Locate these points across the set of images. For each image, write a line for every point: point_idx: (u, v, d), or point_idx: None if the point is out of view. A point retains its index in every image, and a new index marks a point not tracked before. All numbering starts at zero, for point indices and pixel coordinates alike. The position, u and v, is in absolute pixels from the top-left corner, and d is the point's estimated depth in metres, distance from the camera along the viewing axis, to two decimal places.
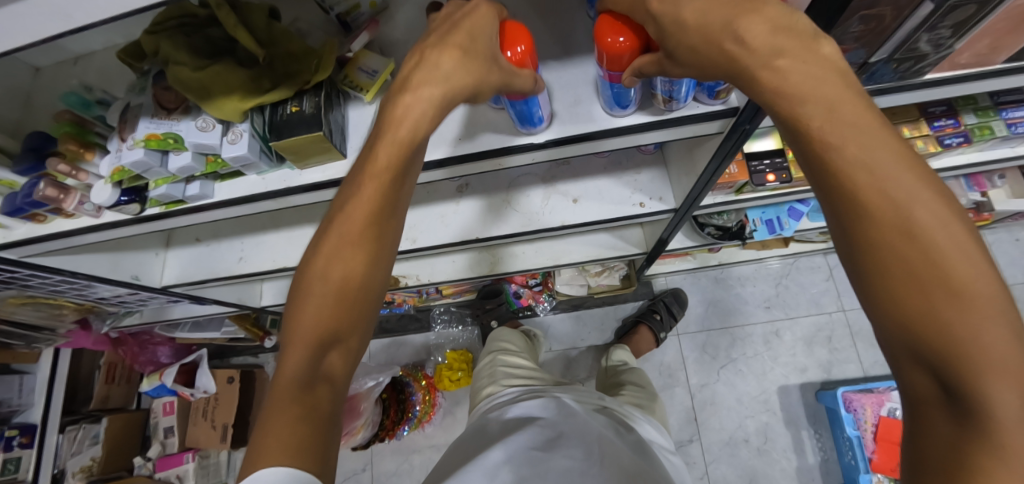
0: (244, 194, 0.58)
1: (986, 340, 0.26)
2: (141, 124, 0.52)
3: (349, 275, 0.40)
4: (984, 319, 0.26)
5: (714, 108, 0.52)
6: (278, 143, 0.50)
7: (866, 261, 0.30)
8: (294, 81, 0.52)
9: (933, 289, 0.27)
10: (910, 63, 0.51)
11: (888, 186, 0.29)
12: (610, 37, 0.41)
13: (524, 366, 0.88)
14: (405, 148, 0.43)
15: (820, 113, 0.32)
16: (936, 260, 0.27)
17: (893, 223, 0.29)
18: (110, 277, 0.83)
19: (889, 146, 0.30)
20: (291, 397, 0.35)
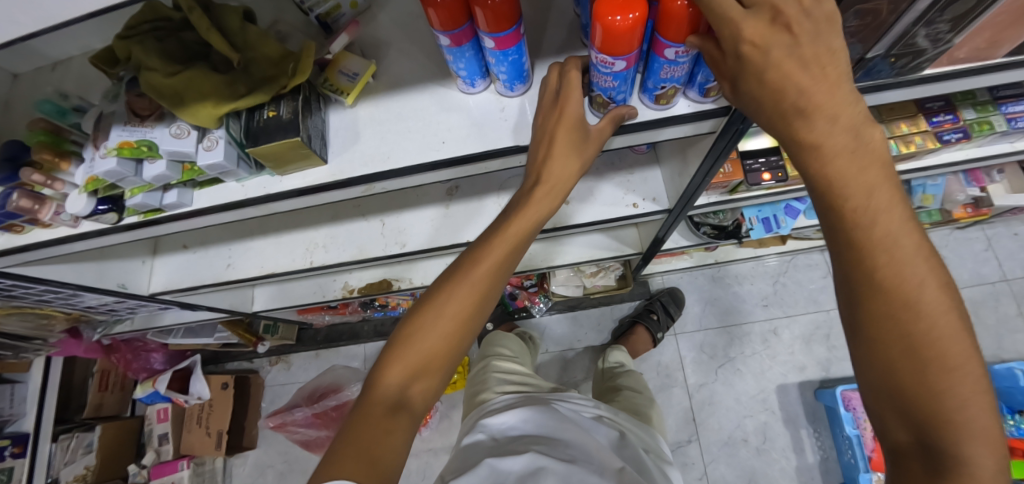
0: (224, 202, 0.56)
1: (966, 406, 0.30)
2: (113, 132, 0.50)
3: (436, 338, 0.48)
4: (963, 388, 0.31)
5: (705, 106, 0.50)
6: (255, 150, 0.49)
7: (863, 336, 0.34)
8: (271, 85, 0.50)
9: (929, 363, 0.31)
10: (907, 60, 0.49)
11: (902, 268, 0.32)
12: (614, 16, 0.37)
13: (519, 371, 0.87)
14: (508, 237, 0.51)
15: (855, 195, 0.33)
16: (932, 343, 0.31)
17: (896, 308, 0.32)
18: (96, 286, 0.81)
19: (911, 238, 0.32)
20: (374, 429, 0.42)
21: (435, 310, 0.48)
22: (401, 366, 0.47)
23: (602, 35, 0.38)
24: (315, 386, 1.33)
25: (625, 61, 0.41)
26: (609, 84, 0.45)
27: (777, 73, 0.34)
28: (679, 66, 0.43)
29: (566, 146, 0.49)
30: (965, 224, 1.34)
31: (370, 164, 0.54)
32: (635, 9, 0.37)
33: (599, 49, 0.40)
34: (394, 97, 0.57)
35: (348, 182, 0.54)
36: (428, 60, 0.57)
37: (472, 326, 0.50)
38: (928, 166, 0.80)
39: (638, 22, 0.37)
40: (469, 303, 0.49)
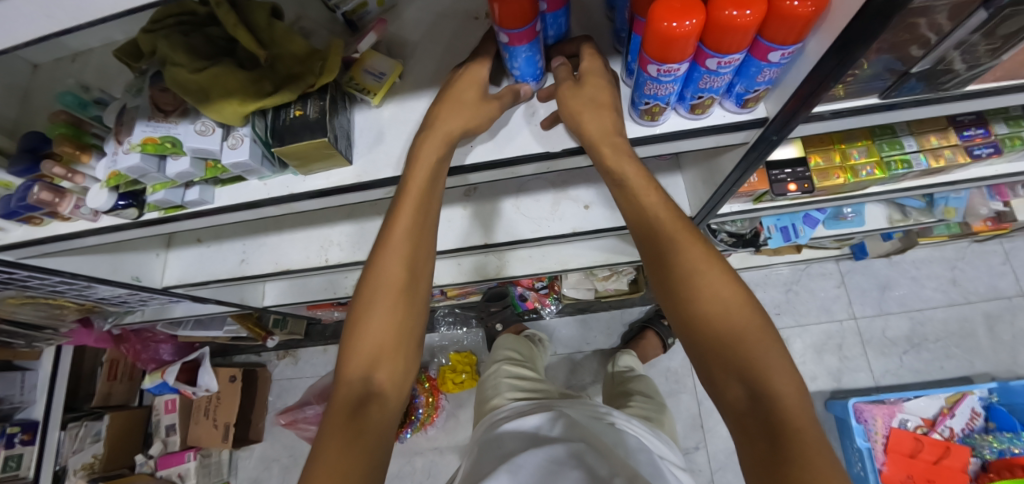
0: (246, 200, 0.55)
1: (760, 348, 0.36)
2: (138, 127, 0.49)
3: (391, 318, 0.46)
4: (751, 331, 0.37)
5: (740, 117, 0.49)
6: (281, 149, 0.48)
7: (682, 311, 0.40)
8: (298, 84, 0.49)
9: (729, 320, 0.38)
10: (949, 76, 0.48)
11: (688, 248, 0.40)
12: (668, 22, 0.36)
13: (529, 377, 0.86)
14: (426, 181, 0.48)
15: (649, 201, 0.43)
16: (721, 306, 0.38)
17: (688, 277, 0.40)
18: (111, 278, 0.81)
19: (686, 230, 0.41)
20: (344, 413, 0.41)
21: (373, 288, 0.46)
22: (360, 353, 0.44)
23: (655, 40, 0.38)
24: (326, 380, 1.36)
25: (674, 70, 0.40)
26: (651, 91, 0.44)
27: (600, 92, 0.46)
28: (721, 76, 0.42)
29: (464, 104, 0.49)
30: (984, 237, 1.32)
31: (395, 165, 0.53)
32: (693, 16, 0.36)
33: (652, 58, 0.40)
34: (420, 98, 0.56)
35: (374, 182, 0.53)
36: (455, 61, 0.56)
37: (417, 308, 0.47)
38: (956, 180, 0.79)
39: (693, 30, 0.36)
40: (400, 279, 0.47)
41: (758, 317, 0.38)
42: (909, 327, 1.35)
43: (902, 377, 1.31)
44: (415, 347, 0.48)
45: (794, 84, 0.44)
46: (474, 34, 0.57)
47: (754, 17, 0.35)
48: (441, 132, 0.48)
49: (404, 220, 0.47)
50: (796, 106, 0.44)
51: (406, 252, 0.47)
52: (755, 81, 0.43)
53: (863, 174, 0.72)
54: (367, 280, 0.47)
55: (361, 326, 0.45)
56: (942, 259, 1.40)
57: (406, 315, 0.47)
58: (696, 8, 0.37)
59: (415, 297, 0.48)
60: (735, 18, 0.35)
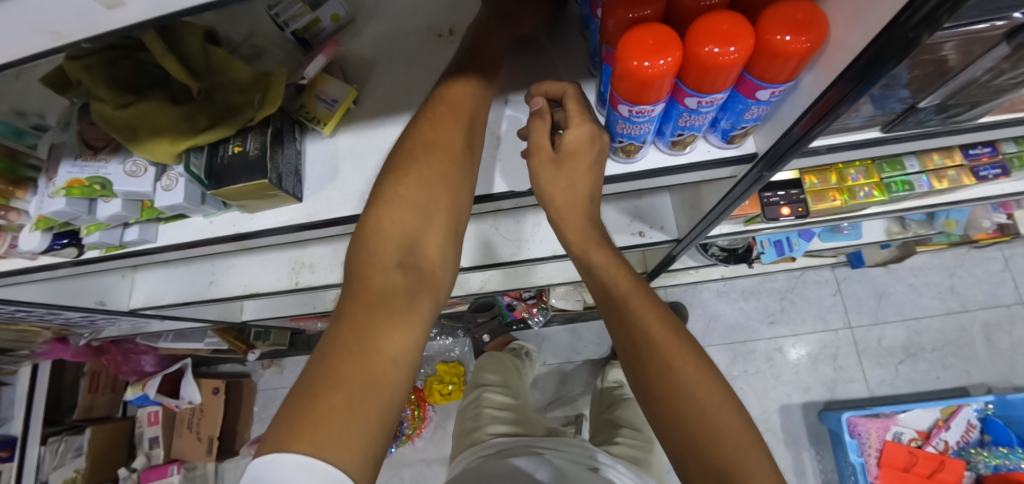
0: (190, 240, 0.51)
1: (735, 435, 0.36)
2: (62, 168, 0.45)
3: (428, 198, 0.42)
4: (725, 418, 0.37)
5: (726, 153, 0.45)
6: (218, 192, 0.44)
7: (652, 401, 0.39)
8: (237, 118, 0.44)
9: (702, 411, 0.37)
10: (962, 109, 0.43)
11: (655, 331, 0.40)
12: (638, 60, 0.31)
13: (511, 407, 0.83)
14: (476, 94, 0.45)
15: (620, 279, 0.44)
16: (692, 394, 0.37)
17: (659, 365, 0.39)
18: (70, 304, 0.77)
19: (655, 311, 0.42)
20: (379, 302, 0.37)
21: (416, 179, 0.42)
22: (389, 236, 0.40)
23: (623, 80, 0.33)
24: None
25: (648, 110, 0.36)
26: (624, 130, 0.39)
27: (583, 138, 0.40)
28: (702, 115, 0.38)
29: (456, 102, 0.44)
30: (984, 244, 1.28)
31: (349, 204, 0.48)
32: (669, 53, 0.31)
33: (624, 98, 0.35)
34: (378, 127, 0.51)
35: (326, 222, 0.49)
36: (417, 84, 0.51)
37: (460, 199, 0.43)
38: (958, 199, 0.74)
39: (669, 70, 0.32)
40: (444, 159, 0.43)
41: (734, 409, 0.37)
42: (905, 336, 1.32)
43: (897, 388, 1.29)
44: (451, 246, 0.44)
45: (786, 122, 0.39)
46: (438, 55, 0.52)
47: (739, 54, 0.31)
48: (462, 87, 0.44)
49: (456, 97, 0.44)
50: (812, 126, 0.37)
51: (456, 133, 0.43)
52: (741, 118, 0.39)
53: (862, 196, 0.68)
54: (399, 159, 0.42)
55: (401, 209, 0.41)
56: (941, 266, 1.36)
57: (452, 200, 0.43)
58: (673, 41, 0.32)
59: (463, 185, 0.44)
60: (718, 55, 0.31)
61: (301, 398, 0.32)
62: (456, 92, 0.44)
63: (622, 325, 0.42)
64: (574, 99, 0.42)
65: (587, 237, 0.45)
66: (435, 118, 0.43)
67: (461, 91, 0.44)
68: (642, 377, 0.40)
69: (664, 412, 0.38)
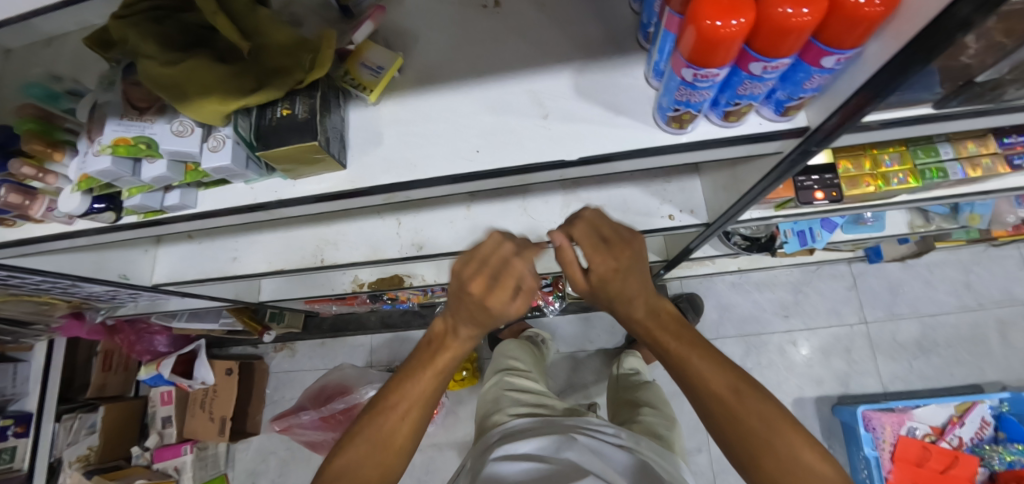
0: (232, 206, 0.51)
1: (798, 451, 0.44)
2: (109, 127, 0.45)
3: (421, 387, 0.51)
4: (790, 443, 0.44)
5: (778, 126, 0.44)
6: (266, 153, 0.43)
7: (725, 436, 0.47)
8: (285, 79, 0.44)
9: (768, 440, 0.44)
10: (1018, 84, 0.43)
11: (710, 381, 0.46)
12: (710, 20, 0.31)
13: (532, 390, 0.82)
14: (492, 271, 0.47)
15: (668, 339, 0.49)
16: (754, 432, 0.45)
17: (724, 408, 0.46)
18: (95, 276, 0.77)
19: (706, 362, 0.47)
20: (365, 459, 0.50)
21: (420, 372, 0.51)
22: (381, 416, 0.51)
23: (694, 41, 0.33)
24: (322, 385, 1.31)
25: (713, 75, 0.35)
26: (683, 97, 0.39)
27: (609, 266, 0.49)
28: (764, 82, 0.37)
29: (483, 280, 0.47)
30: (1003, 241, 1.27)
31: (392, 173, 0.48)
32: (742, 15, 0.31)
33: (689, 60, 0.35)
34: (421, 95, 0.50)
35: (369, 191, 0.48)
36: (458, 55, 0.50)
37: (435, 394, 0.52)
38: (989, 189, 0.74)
39: (740, 32, 0.31)
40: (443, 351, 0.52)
41: (796, 430, 0.45)
42: (919, 331, 1.32)
43: (911, 383, 1.29)
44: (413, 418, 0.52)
45: (842, 96, 0.38)
46: (482, 27, 0.51)
47: (812, 17, 0.30)
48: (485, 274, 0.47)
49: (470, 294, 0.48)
50: (851, 116, 0.38)
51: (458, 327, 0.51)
52: (801, 88, 0.38)
53: (896, 181, 0.67)
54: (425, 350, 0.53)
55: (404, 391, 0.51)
56: (957, 263, 1.35)
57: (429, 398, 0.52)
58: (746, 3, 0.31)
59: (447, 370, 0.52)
60: (791, 16, 0.30)
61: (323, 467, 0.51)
62: (489, 254, 0.47)
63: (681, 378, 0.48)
64: (591, 241, 0.49)
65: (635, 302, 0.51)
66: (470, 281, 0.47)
67: (486, 274, 0.47)
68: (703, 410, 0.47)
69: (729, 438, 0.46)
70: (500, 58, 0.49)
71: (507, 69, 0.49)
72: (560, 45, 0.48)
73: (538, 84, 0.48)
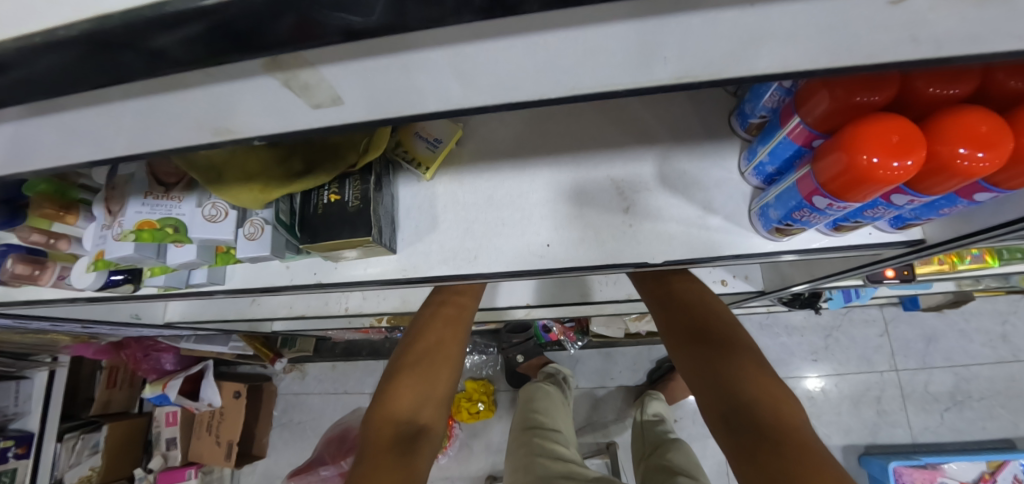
0: (264, 286, 0.46)
1: (781, 388, 0.50)
2: (131, 208, 0.39)
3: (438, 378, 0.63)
4: (773, 380, 0.50)
5: (888, 238, 0.39)
6: (313, 246, 0.39)
7: (732, 372, 0.51)
8: (336, 162, 0.39)
9: (760, 372, 0.51)
10: None
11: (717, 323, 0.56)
12: (870, 156, 0.26)
13: (565, 454, 0.78)
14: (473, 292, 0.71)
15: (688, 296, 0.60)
16: (749, 363, 0.52)
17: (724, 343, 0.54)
18: (106, 319, 0.72)
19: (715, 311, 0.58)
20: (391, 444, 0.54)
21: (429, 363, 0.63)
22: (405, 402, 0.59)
23: (838, 172, 0.28)
24: (344, 429, 1.26)
25: (849, 205, 0.30)
26: (800, 217, 0.34)
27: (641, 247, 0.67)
28: (898, 209, 0.32)
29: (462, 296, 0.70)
30: None
31: (450, 262, 0.43)
32: (911, 155, 0.25)
33: (824, 186, 0.30)
34: (482, 173, 0.45)
35: (423, 280, 0.44)
36: (524, 126, 0.45)
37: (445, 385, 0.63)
38: None
39: (904, 173, 0.26)
40: (443, 344, 0.66)
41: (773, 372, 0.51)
42: (953, 383, 1.27)
43: (942, 436, 1.24)
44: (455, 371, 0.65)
45: (983, 223, 0.33)
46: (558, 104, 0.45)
47: (993, 163, 0.25)
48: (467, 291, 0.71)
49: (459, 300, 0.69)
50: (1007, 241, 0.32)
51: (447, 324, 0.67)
52: (937, 214, 0.33)
53: (971, 260, 0.62)
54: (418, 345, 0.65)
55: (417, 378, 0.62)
56: (995, 313, 1.30)
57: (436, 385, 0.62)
58: (916, 138, 0.26)
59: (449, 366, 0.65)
60: (965, 160, 0.25)
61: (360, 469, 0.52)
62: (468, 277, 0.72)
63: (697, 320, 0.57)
64: None
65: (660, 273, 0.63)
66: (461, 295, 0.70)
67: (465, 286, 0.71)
68: (681, 348, 0.56)
69: (745, 382, 0.50)
70: (572, 134, 0.44)
71: (580, 149, 0.43)
72: (636, 125, 0.43)
73: (615, 170, 0.43)
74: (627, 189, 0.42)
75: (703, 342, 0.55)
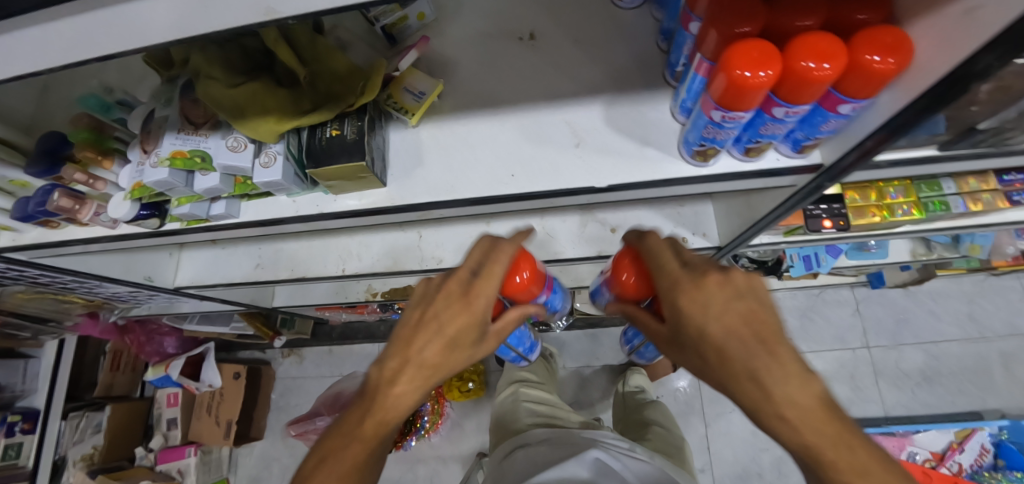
0: (272, 217, 0.54)
1: (835, 450, 0.34)
2: (166, 139, 0.47)
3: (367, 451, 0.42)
4: (827, 439, 0.34)
5: (794, 162, 0.47)
6: (316, 171, 0.46)
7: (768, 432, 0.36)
8: (337, 103, 0.47)
9: (810, 438, 0.34)
10: (1001, 136, 0.45)
11: (757, 363, 0.36)
12: (741, 70, 0.34)
13: (548, 402, 0.85)
14: (450, 334, 0.44)
15: (725, 328, 0.37)
16: (791, 413, 0.34)
17: (750, 385, 0.36)
18: (122, 278, 0.79)
19: (752, 335, 0.36)
20: None
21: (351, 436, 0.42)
22: None
23: (723, 88, 0.36)
24: (337, 390, 1.31)
25: (739, 117, 0.39)
26: (709, 135, 0.42)
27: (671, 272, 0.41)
28: (785, 124, 0.40)
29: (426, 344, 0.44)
30: (1004, 272, 1.30)
31: (432, 191, 0.51)
32: (769, 67, 0.34)
33: (717, 103, 0.38)
34: (460, 121, 0.53)
35: (408, 208, 0.52)
36: (495, 82, 0.54)
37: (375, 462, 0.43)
38: (991, 224, 0.76)
39: (768, 82, 0.34)
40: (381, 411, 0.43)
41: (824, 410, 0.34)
42: (923, 359, 1.34)
43: (913, 409, 1.30)
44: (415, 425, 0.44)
45: (856, 137, 0.40)
46: (518, 57, 0.54)
47: (833, 71, 0.33)
48: (438, 336, 0.44)
49: (421, 360, 0.44)
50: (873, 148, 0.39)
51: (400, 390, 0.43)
52: (818, 130, 0.40)
53: (901, 213, 0.70)
54: (355, 404, 0.44)
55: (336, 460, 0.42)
56: (959, 292, 1.38)
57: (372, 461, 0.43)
58: (773, 56, 0.34)
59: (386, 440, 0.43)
60: (813, 70, 0.33)
61: None
62: (448, 321, 0.44)
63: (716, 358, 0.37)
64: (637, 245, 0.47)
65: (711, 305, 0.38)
66: (434, 338, 0.44)
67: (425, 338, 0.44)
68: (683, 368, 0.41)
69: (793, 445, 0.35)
70: (537, 87, 0.52)
71: (542, 99, 0.52)
72: (590, 78, 0.52)
73: (571, 115, 0.51)
74: (581, 127, 0.50)
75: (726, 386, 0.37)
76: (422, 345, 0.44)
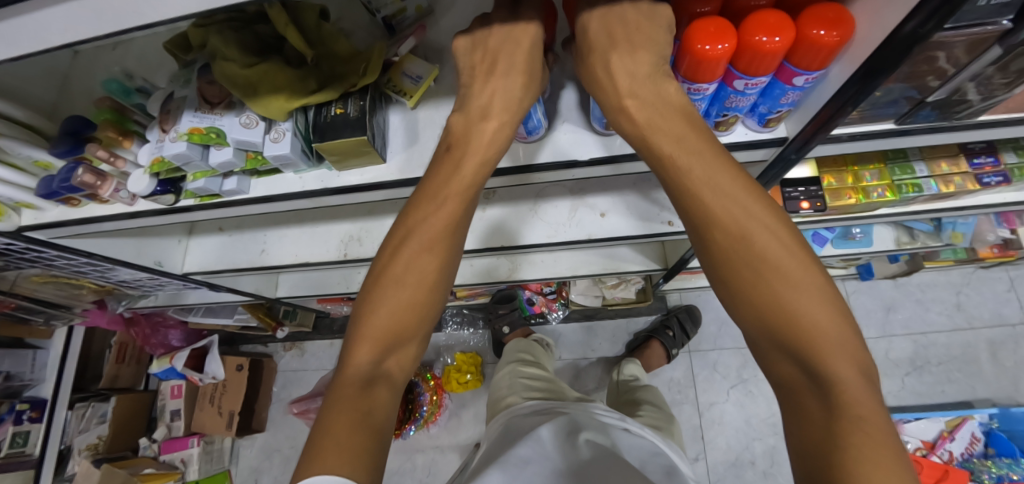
0: (280, 193, 0.58)
1: (801, 298, 0.37)
2: (185, 117, 0.51)
3: (423, 275, 0.46)
4: (796, 289, 0.37)
5: (762, 136, 0.51)
6: (321, 144, 0.50)
7: (738, 284, 0.39)
8: (343, 82, 0.52)
9: (773, 283, 0.38)
10: (951, 111, 0.48)
11: (738, 215, 0.39)
12: (701, 44, 0.38)
13: (543, 378, 0.88)
14: (489, 148, 0.47)
15: (701, 172, 0.40)
16: (769, 265, 0.38)
17: (731, 239, 0.39)
18: (132, 261, 0.82)
19: (732, 180, 0.40)
20: (357, 382, 0.41)
21: (397, 280, 0.45)
22: (369, 340, 0.43)
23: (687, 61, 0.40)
24: None
25: (703, 88, 0.43)
26: None
27: (630, 91, 0.43)
28: (747, 96, 0.44)
29: (472, 154, 0.47)
30: (991, 264, 1.33)
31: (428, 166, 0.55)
32: (725, 40, 0.38)
33: (683, 76, 0.43)
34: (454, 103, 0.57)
35: (407, 183, 0.55)
36: None
37: (436, 287, 0.47)
38: (964, 206, 0.79)
39: (725, 54, 0.38)
40: (423, 250, 0.46)
41: (798, 257, 0.38)
42: (913, 349, 1.37)
43: (904, 399, 1.33)
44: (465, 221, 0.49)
45: (815, 108, 0.44)
46: None
47: (783, 44, 0.37)
48: (475, 150, 0.47)
49: (464, 175, 0.47)
50: (829, 117, 0.43)
51: (448, 214, 0.46)
52: (778, 102, 0.44)
53: (875, 195, 0.73)
54: (395, 243, 0.47)
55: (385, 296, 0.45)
56: (948, 284, 1.41)
57: (426, 291, 0.46)
58: (730, 30, 0.38)
59: (437, 288, 0.47)
60: (765, 44, 0.37)
61: (306, 449, 0.36)
62: (484, 135, 0.47)
63: (700, 214, 0.40)
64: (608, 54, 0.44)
65: (688, 145, 0.41)
66: (470, 134, 0.47)
67: (471, 145, 0.47)
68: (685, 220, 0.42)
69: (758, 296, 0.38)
70: None
71: None
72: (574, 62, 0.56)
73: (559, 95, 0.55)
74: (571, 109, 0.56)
75: (717, 240, 0.40)
76: (462, 151, 0.47)
